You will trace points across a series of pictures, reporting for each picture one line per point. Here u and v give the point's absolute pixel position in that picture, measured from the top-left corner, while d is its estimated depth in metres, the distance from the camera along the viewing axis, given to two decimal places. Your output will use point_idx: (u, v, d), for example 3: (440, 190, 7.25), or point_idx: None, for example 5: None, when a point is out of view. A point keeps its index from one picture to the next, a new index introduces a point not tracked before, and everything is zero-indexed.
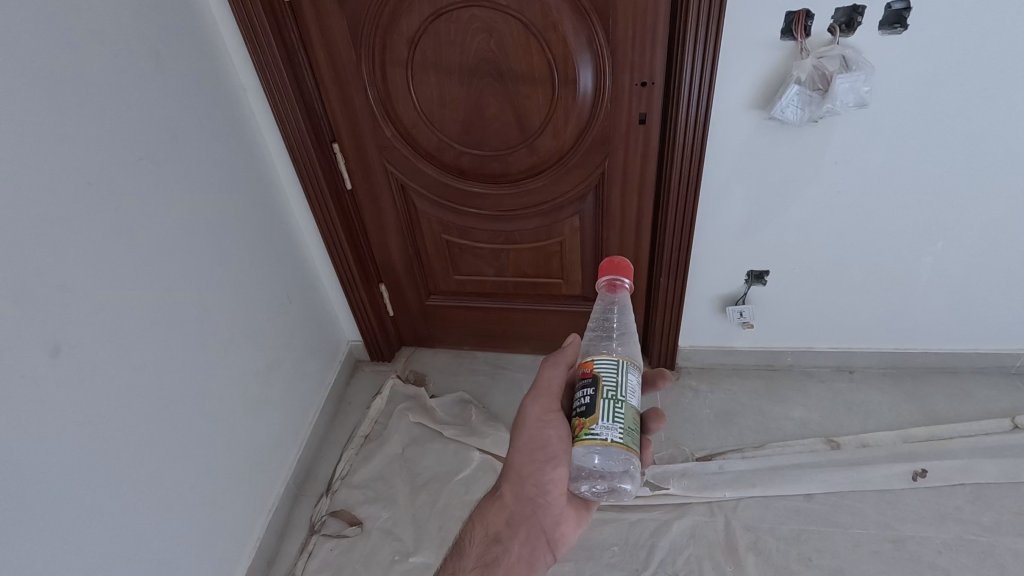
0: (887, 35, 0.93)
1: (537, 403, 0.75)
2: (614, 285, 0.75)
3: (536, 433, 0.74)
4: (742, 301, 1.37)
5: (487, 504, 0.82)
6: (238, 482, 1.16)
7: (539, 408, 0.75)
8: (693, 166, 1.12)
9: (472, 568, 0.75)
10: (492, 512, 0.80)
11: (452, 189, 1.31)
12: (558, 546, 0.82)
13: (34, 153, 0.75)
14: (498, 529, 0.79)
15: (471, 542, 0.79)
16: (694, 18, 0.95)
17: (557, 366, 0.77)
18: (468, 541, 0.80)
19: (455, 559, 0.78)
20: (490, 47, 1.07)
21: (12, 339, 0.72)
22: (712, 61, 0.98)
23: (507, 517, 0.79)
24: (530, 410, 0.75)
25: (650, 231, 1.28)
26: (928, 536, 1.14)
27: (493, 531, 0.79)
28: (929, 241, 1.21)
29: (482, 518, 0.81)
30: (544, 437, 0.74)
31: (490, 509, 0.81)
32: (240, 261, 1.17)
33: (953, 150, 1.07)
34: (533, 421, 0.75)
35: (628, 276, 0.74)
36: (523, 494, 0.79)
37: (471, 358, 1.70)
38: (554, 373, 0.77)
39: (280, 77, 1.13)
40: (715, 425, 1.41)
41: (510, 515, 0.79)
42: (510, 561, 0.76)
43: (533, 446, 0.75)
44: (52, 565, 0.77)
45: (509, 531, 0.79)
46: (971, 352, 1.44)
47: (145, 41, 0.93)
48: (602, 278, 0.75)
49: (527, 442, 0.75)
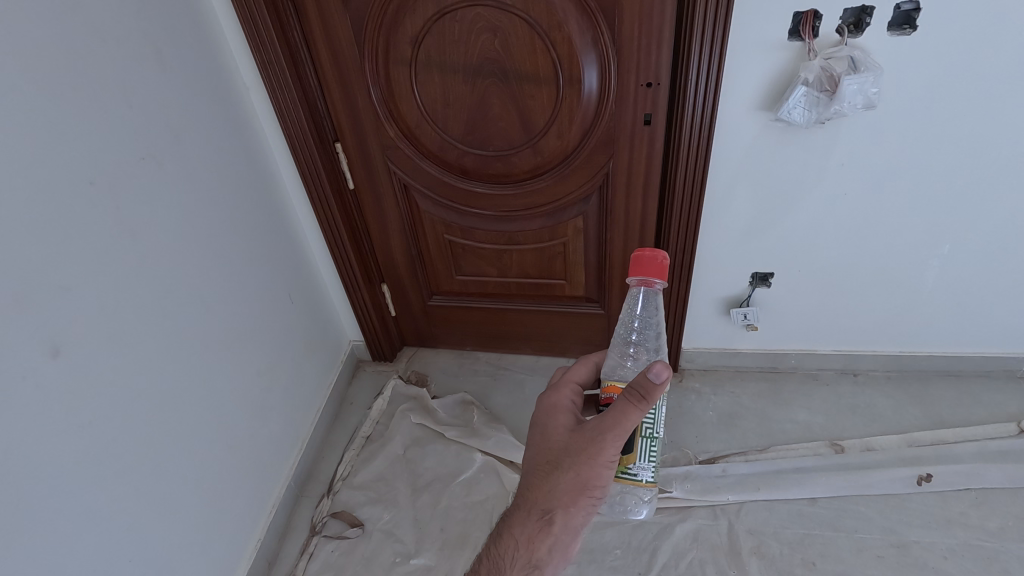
0: (896, 36, 0.92)
1: (612, 444, 0.64)
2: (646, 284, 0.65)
3: (601, 471, 0.66)
4: (747, 303, 1.36)
5: (524, 522, 0.71)
6: (239, 483, 1.15)
7: (612, 448, 0.65)
8: (698, 168, 1.11)
9: None
10: (533, 536, 0.70)
11: (455, 189, 1.30)
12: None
13: (35, 151, 0.75)
14: (541, 556, 0.70)
15: (512, 565, 0.70)
16: (701, 18, 0.94)
17: (643, 408, 0.62)
18: (506, 563, 0.71)
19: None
20: (495, 46, 1.07)
21: (11, 337, 0.72)
22: (718, 62, 0.98)
23: (551, 542, 0.70)
24: (600, 449, 0.65)
25: (654, 232, 1.27)
26: (933, 541, 1.13)
27: (535, 557, 0.70)
28: (935, 244, 1.20)
29: (518, 538, 0.71)
30: (606, 474, 0.67)
31: (529, 530, 0.70)
32: (242, 261, 1.17)
33: (961, 153, 1.06)
34: (601, 460, 0.65)
35: (661, 277, 0.63)
36: (572, 522, 0.69)
37: (474, 358, 1.69)
38: (638, 415, 0.62)
39: (283, 76, 1.12)
40: (719, 428, 1.41)
41: (555, 541, 0.70)
42: None
43: (594, 482, 0.67)
44: (52, 566, 0.76)
45: (554, 556, 0.70)
46: (976, 356, 1.43)
47: (148, 39, 0.93)
48: (634, 277, 0.65)
49: (587, 477, 0.67)
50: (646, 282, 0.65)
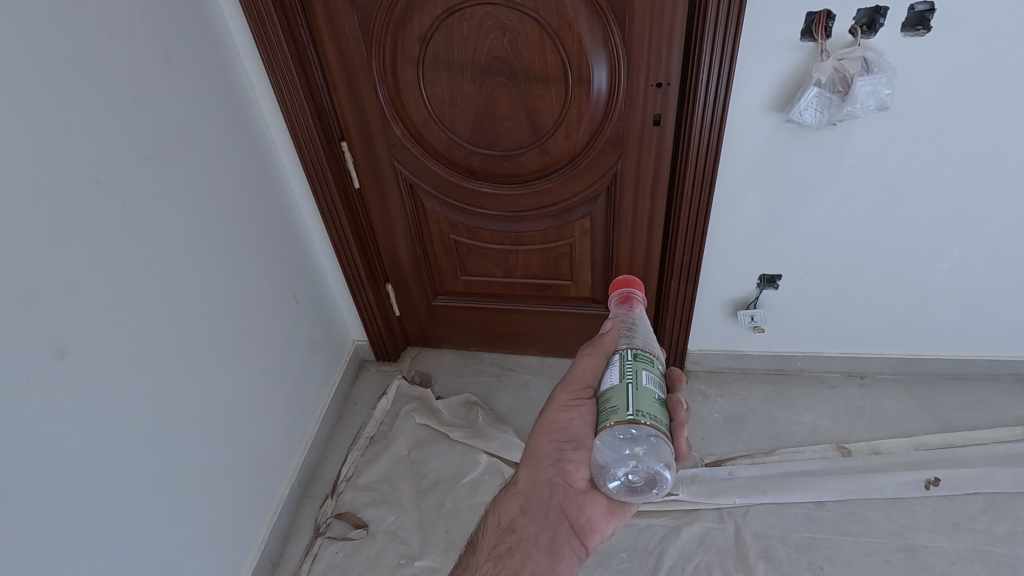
0: (910, 37, 0.91)
1: (564, 387, 0.73)
2: (627, 298, 0.75)
3: (559, 415, 0.73)
4: (754, 305, 1.36)
5: (503, 494, 0.80)
6: (243, 484, 1.14)
7: (565, 392, 0.73)
8: (706, 177, 1.11)
9: (484, 560, 0.73)
10: (508, 502, 0.78)
11: (462, 189, 1.30)
12: (588, 536, 0.74)
13: (41, 151, 0.74)
14: (512, 517, 0.77)
15: (485, 535, 0.78)
16: (714, 30, 0.94)
17: (595, 355, 0.70)
18: (483, 533, 0.78)
19: (470, 555, 0.77)
20: (503, 45, 1.06)
21: (17, 339, 0.71)
22: (728, 73, 0.98)
23: (522, 503, 0.77)
24: (556, 394, 0.74)
25: (662, 234, 1.27)
26: (942, 546, 1.13)
27: (507, 521, 0.77)
28: (945, 247, 1.20)
29: (497, 509, 0.80)
30: (566, 421, 0.72)
31: (505, 499, 0.79)
32: (247, 260, 1.16)
33: (973, 155, 1.05)
34: (557, 406, 0.73)
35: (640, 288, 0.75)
36: (542, 478, 0.76)
37: (478, 358, 1.68)
38: (591, 362, 0.71)
39: (290, 74, 1.11)
40: (725, 430, 1.40)
41: (525, 502, 0.77)
42: (524, 550, 0.73)
43: (552, 429, 0.74)
44: (58, 570, 0.76)
45: (527, 517, 0.76)
46: (984, 360, 1.42)
47: (155, 37, 0.92)
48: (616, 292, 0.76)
49: (546, 424, 0.75)
50: (625, 298, 0.75)
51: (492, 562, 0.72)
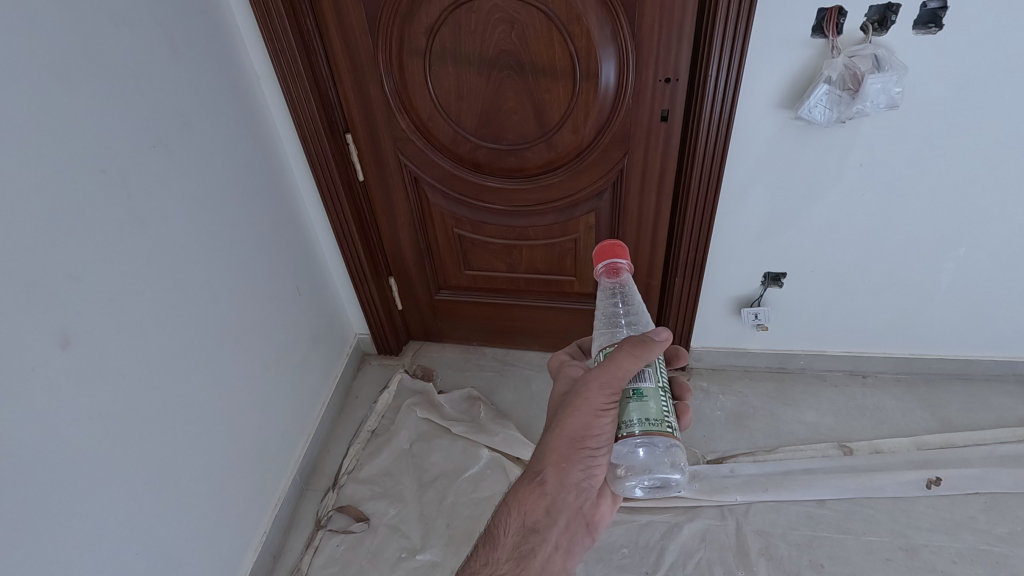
0: (921, 35, 0.91)
1: (596, 391, 0.64)
2: (614, 269, 0.68)
3: (590, 422, 0.67)
4: (758, 303, 1.35)
5: (523, 489, 0.75)
6: (244, 477, 1.14)
7: (599, 397, 0.64)
8: (710, 195, 1.14)
9: (508, 561, 0.71)
10: (528, 500, 0.74)
11: (467, 183, 1.29)
12: (596, 526, 0.79)
13: (44, 138, 0.73)
14: (537, 518, 0.73)
15: (505, 532, 0.74)
16: (715, 87, 1.00)
17: (636, 358, 0.62)
18: (502, 530, 0.74)
19: (488, 549, 0.74)
20: (512, 38, 1.05)
21: (22, 328, 0.71)
22: (729, 116, 1.03)
23: (547, 503, 0.74)
24: (587, 398, 0.65)
25: (664, 252, 1.30)
26: (942, 545, 1.13)
27: (530, 520, 0.73)
28: (951, 247, 1.19)
29: (515, 503, 0.75)
30: (596, 424, 0.66)
31: (525, 495, 0.74)
32: (249, 253, 1.15)
33: (981, 155, 1.04)
34: (589, 410, 0.65)
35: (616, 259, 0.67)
36: (566, 480, 0.73)
37: (480, 353, 1.68)
38: (632, 364, 0.62)
39: (294, 62, 1.10)
40: (727, 427, 1.40)
41: (550, 502, 0.74)
42: (547, 552, 0.73)
43: (583, 434, 0.68)
44: (59, 560, 0.75)
45: (551, 518, 0.74)
46: (987, 360, 1.42)
47: (160, 24, 0.91)
48: (600, 265, 0.67)
49: (577, 429, 0.68)
50: (612, 269, 0.68)
51: (515, 563, 0.71)
